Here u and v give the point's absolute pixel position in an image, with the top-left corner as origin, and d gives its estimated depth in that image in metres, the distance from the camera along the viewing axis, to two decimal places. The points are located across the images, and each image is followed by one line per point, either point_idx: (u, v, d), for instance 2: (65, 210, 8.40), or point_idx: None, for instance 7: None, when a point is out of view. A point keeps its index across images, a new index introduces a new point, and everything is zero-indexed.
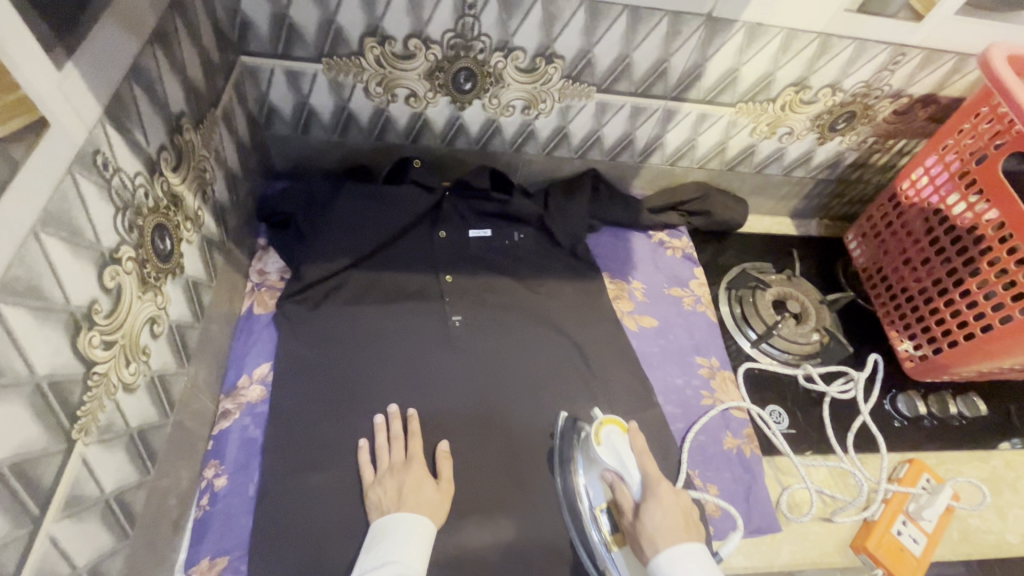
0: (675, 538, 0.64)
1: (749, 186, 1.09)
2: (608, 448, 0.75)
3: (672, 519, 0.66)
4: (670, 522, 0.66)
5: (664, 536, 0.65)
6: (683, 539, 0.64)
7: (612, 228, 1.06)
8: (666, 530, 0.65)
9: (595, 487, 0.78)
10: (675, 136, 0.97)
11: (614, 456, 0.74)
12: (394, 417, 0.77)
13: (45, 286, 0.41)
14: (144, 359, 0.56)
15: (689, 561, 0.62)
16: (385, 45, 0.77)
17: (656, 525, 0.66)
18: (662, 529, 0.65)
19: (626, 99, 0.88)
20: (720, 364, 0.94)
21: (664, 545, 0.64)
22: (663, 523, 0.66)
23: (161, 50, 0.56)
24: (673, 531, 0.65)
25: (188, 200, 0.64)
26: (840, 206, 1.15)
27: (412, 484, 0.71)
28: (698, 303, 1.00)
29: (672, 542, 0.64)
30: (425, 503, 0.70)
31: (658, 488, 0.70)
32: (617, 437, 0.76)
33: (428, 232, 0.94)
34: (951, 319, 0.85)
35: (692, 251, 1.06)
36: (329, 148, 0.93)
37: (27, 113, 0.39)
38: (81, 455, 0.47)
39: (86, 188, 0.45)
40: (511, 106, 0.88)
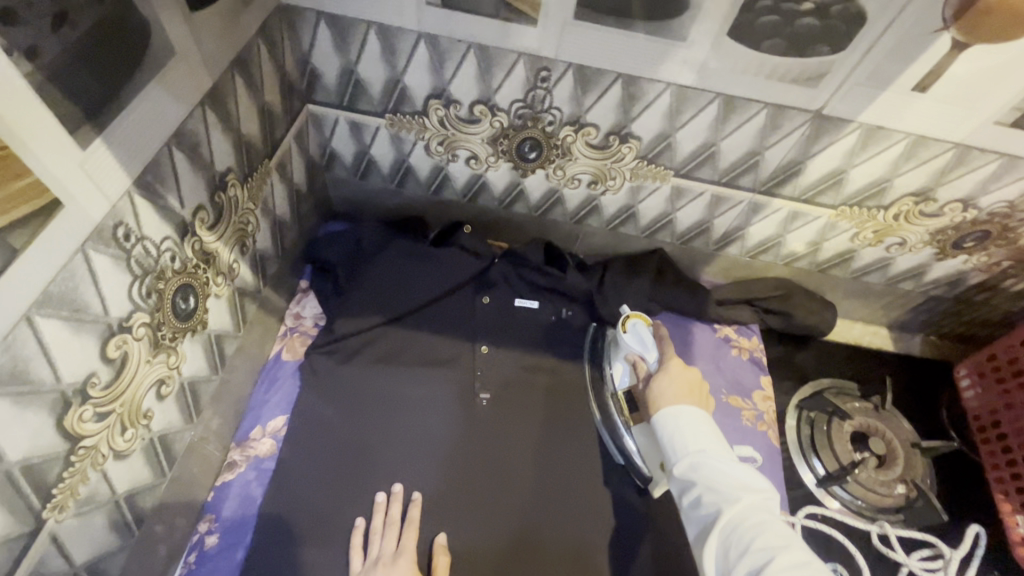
0: (679, 401, 0.67)
1: (842, 290, 0.95)
2: (633, 337, 0.75)
3: (677, 388, 0.69)
4: (678, 389, 0.68)
5: (668, 400, 0.68)
6: (687, 405, 0.67)
7: (671, 315, 0.95)
8: (670, 395, 0.68)
9: (620, 370, 0.79)
10: (760, 229, 0.85)
11: (636, 340, 0.76)
12: (394, 500, 0.72)
13: (34, 371, 0.39)
14: (145, 422, 0.54)
15: (682, 418, 0.65)
16: (450, 108, 0.73)
17: (664, 393, 0.69)
18: (670, 395, 0.68)
19: (707, 187, 0.79)
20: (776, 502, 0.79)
21: (668, 407, 0.67)
22: (669, 393, 0.68)
23: (213, 111, 0.55)
24: (679, 396, 0.68)
25: (223, 254, 0.63)
26: (954, 327, 0.97)
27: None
28: (759, 420, 0.87)
29: (675, 407, 0.66)
30: None
31: (672, 363, 0.72)
32: (642, 327, 0.76)
33: (471, 298, 0.88)
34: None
35: (761, 355, 0.93)
36: (386, 196, 0.91)
37: (37, 200, 0.37)
38: (51, 533, 0.45)
39: (99, 264, 0.44)
40: (577, 179, 0.81)
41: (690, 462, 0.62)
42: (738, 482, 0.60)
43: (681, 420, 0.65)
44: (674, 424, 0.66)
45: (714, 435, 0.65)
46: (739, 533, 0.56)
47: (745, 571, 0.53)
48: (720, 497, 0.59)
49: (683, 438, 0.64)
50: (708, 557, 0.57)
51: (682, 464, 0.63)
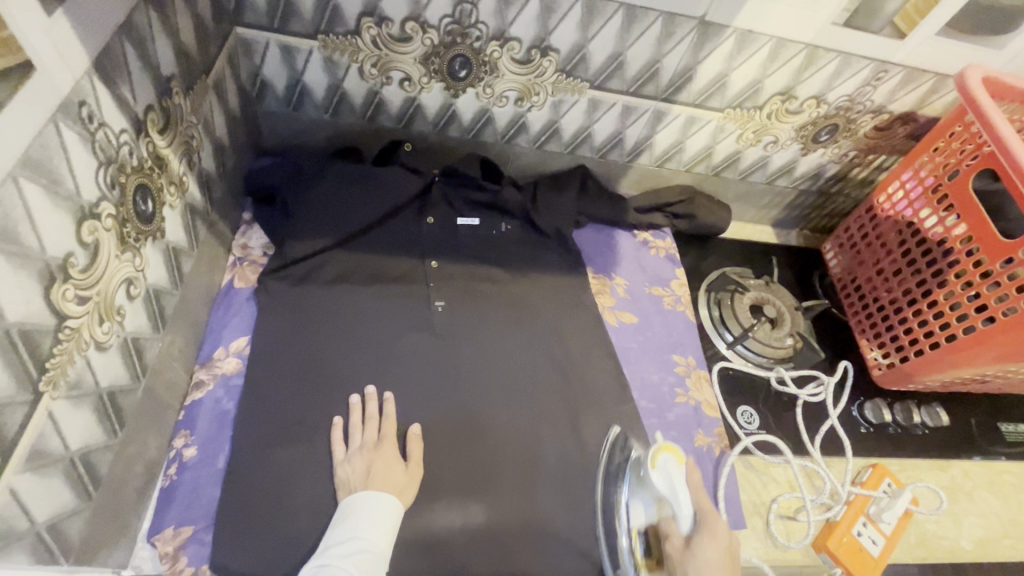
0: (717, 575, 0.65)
1: (734, 192, 1.12)
2: (661, 475, 0.75)
3: (720, 556, 0.67)
4: (716, 558, 0.67)
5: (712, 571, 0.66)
6: None
7: (597, 225, 1.07)
8: (714, 567, 0.66)
9: (640, 504, 0.78)
10: (664, 137, 0.98)
11: (667, 484, 0.75)
12: (370, 399, 0.77)
13: (22, 232, 0.41)
14: (118, 320, 0.55)
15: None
16: (382, 26, 0.78)
17: (701, 557, 0.68)
18: (706, 562, 0.67)
19: (617, 97, 0.90)
20: (696, 363, 0.95)
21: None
22: (708, 558, 0.67)
23: (155, 10, 0.56)
24: (719, 565, 0.66)
25: (173, 164, 0.63)
26: (820, 218, 1.18)
27: (381, 464, 0.71)
28: (677, 303, 1.01)
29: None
30: (392, 484, 0.70)
31: (714, 521, 0.71)
32: (674, 465, 0.76)
33: (416, 218, 0.93)
34: (924, 337, 0.88)
35: (675, 251, 1.08)
36: (320, 127, 0.93)
37: (16, 55, 0.38)
38: (48, 408, 0.46)
39: (70, 138, 0.45)
40: (505, 96, 0.89)
41: None
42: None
43: None
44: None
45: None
46: None
47: None
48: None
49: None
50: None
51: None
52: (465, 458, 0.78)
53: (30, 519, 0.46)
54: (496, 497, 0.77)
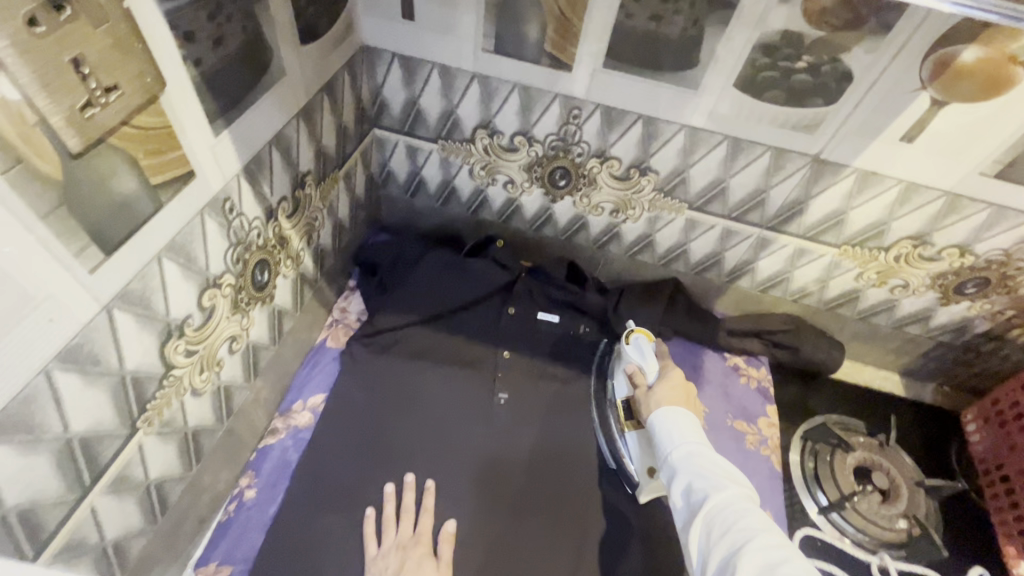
0: (674, 401, 0.70)
1: (851, 331, 0.99)
2: (633, 347, 0.83)
3: (675, 392, 0.72)
4: (674, 394, 0.72)
5: (665, 402, 0.71)
6: (679, 406, 0.70)
7: (683, 342, 1.02)
8: (669, 398, 0.71)
9: (620, 382, 0.87)
10: (768, 264, 0.92)
11: (638, 352, 0.82)
12: (406, 488, 0.76)
13: (153, 300, 0.50)
14: (216, 370, 0.64)
15: (682, 416, 0.67)
16: (494, 137, 0.85)
17: (659, 394, 0.73)
18: (666, 398, 0.72)
19: (717, 220, 0.87)
20: (774, 521, 0.82)
21: (665, 405, 0.70)
22: (665, 394, 0.72)
23: (304, 122, 0.68)
24: (674, 395, 0.71)
25: (294, 242, 0.74)
26: (964, 377, 0.99)
27: (412, 566, 0.69)
28: (762, 444, 0.90)
29: (667, 405, 0.70)
30: None
31: (672, 372, 0.76)
32: (644, 342, 0.83)
33: (498, 307, 0.97)
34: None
35: (769, 385, 0.98)
36: (430, 213, 1.03)
37: (183, 168, 0.49)
38: (139, 442, 0.54)
39: (210, 227, 0.55)
40: (601, 207, 0.91)
41: (683, 451, 0.63)
42: (728, 475, 0.59)
43: (676, 416, 0.67)
44: (673, 420, 0.67)
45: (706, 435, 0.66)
46: (723, 517, 0.55)
47: (724, 551, 0.53)
48: (709, 485, 0.58)
49: (679, 431, 0.65)
50: (691, 537, 0.56)
51: (680, 449, 0.63)
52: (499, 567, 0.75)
53: (102, 534, 0.53)
54: None
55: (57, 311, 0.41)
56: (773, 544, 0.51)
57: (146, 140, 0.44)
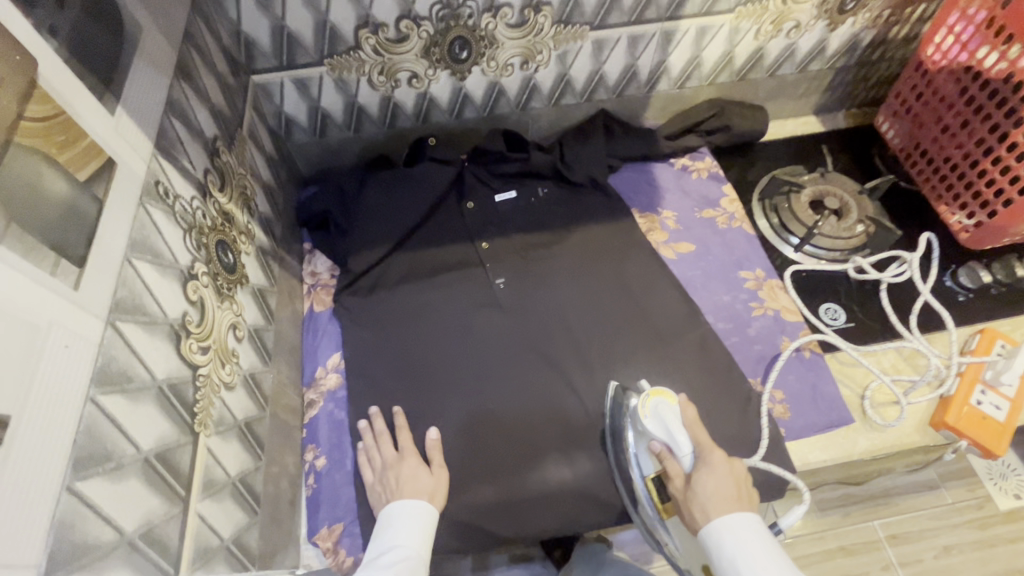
0: (726, 506, 0.61)
1: (765, 91, 1.07)
2: (655, 423, 0.71)
3: (726, 485, 0.63)
4: (724, 490, 0.63)
5: (716, 505, 0.62)
6: (735, 508, 0.62)
7: (633, 164, 1.06)
8: (717, 500, 0.62)
9: (643, 458, 0.74)
10: (679, 57, 0.95)
11: (663, 427, 0.70)
12: (374, 419, 0.78)
13: (147, 304, 0.48)
14: (235, 361, 0.63)
15: (749, 535, 0.59)
16: (379, 33, 0.80)
17: (708, 491, 0.63)
18: (715, 495, 0.63)
19: (621, 31, 0.88)
20: (766, 274, 0.93)
21: (718, 513, 0.61)
22: (714, 492, 0.63)
23: (185, 81, 0.61)
24: (724, 498, 0.62)
25: (238, 216, 0.70)
26: (865, 91, 1.11)
27: (408, 476, 0.72)
28: (732, 220, 0.99)
29: (724, 510, 0.61)
30: (422, 491, 0.71)
31: (713, 456, 0.66)
32: (667, 409, 0.72)
33: (457, 206, 0.97)
34: (987, 190, 0.85)
35: (718, 169, 1.05)
36: (348, 144, 0.98)
37: (98, 154, 0.44)
38: (206, 445, 0.54)
39: (157, 215, 0.51)
40: (510, 64, 0.89)
41: None
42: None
43: (739, 534, 0.59)
44: (737, 542, 0.59)
45: (781, 556, 0.58)
46: None
47: None
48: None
49: (751, 565, 0.57)
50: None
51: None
52: (557, 420, 0.81)
53: (220, 536, 0.54)
54: (599, 445, 0.80)
55: (69, 336, 0.38)
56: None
57: (50, 131, 0.39)
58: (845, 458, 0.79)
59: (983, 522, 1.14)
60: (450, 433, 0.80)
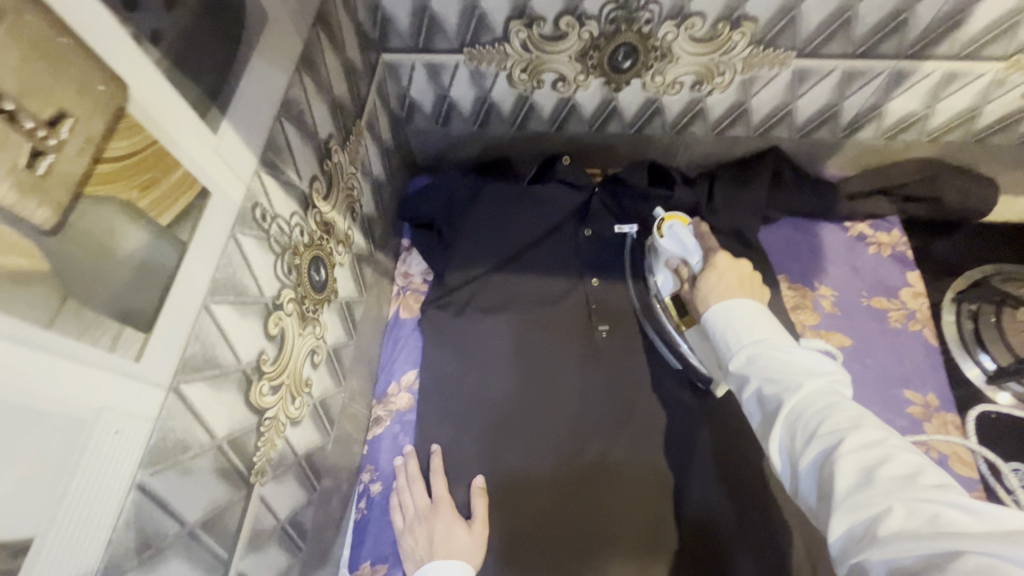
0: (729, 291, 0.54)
1: (1004, 161, 0.81)
2: (669, 239, 0.71)
3: (728, 280, 0.56)
4: (725, 284, 0.56)
5: (718, 294, 0.55)
6: (736, 296, 0.54)
7: (793, 219, 0.87)
8: (721, 289, 0.55)
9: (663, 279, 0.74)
10: (902, 105, 0.73)
11: (675, 243, 0.70)
12: (410, 457, 0.74)
13: (220, 354, 0.42)
14: (307, 391, 0.58)
15: (742, 312, 0.51)
16: (533, 27, 0.67)
17: (709, 288, 0.57)
18: (717, 290, 0.56)
19: (838, 64, 0.68)
20: (939, 403, 0.73)
21: (715, 302, 0.54)
22: (715, 288, 0.56)
23: (307, 76, 0.53)
24: (727, 291, 0.55)
25: (339, 223, 0.63)
26: None
27: (442, 531, 0.67)
28: (909, 319, 0.79)
29: (722, 299, 0.54)
30: (458, 549, 0.65)
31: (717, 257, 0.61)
32: (680, 228, 0.71)
33: (573, 232, 0.85)
34: None
35: (905, 248, 0.83)
36: (469, 140, 0.87)
37: (191, 190, 0.37)
38: (259, 496, 0.49)
39: (248, 246, 0.45)
40: (678, 82, 0.73)
41: (745, 354, 0.48)
42: (803, 369, 0.44)
43: (730, 313, 0.52)
44: (726, 318, 0.52)
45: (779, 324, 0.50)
46: (806, 419, 0.41)
47: (816, 458, 0.39)
48: (782, 388, 0.43)
49: (738, 330, 0.50)
50: (773, 455, 0.43)
51: (742, 351, 0.48)
52: (635, 513, 0.71)
53: None
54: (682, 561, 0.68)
55: (122, 421, 0.33)
56: (887, 469, 0.35)
57: (135, 173, 0.32)
58: None
59: None
60: (513, 493, 0.72)
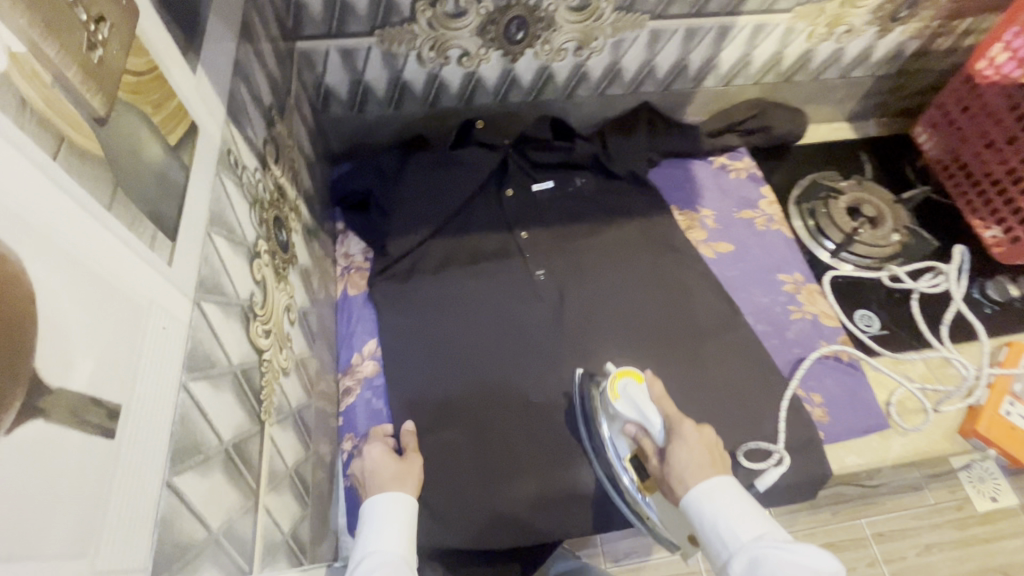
0: (706, 470, 0.60)
1: (806, 94, 1.07)
2: (624, 402, 0.69)
3: (699, 455, 0.61)
4: (698, 457, 0.61)
5: (695, 473, 0.60)
6: (713, 473, 0.60)
7: (671, 160, 1.04)
8: (696, 466, 0.60)
9: (618, 437, 0.72)
10: (730, 54, 0.94)
11: (631, 407, 0.68)
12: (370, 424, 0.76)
13: (224, 282, 0.44)
14: (289, 345, 0.60)
15: (726, 499, 0.57)
16: (436, 6, 0.76)
17: (683, 464, 0.61)
18: (692, 466, 0.61)
19: (680, 22, 0.86)
20: (804, 278, 0.93)
21: (697, 481, 0.59)
22: (690, 463, 0.61)
23: (248, 43, 0.57)
24: (702, 469, 0.60)
25: (289, 191, 0.66)
26: (898, 101, 1.12)
27: (376, 461, 0.69)
28: (770, 222, 0.99)
29: (703, 477, 0.59)
30: (386, 477, 0.67)
31: (683, 427, 0.64)
32: (633, 387, 0.69)
33: (496, 193, 0.95)
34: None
35: (756, 170, 1.05)
36: (385, 123, 0.93)
37: (185, 119, 0.40)
38: (270, 434, 0.51)
39: (230, 187, 0.48)
40: (563, 49, 0.86)
41: (747, 556, 0.52)
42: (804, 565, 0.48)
43: (717, 499, 0.57)
44: (715, 506, 0.56)
45: (765, 518, 0.55)
46: None
47: None
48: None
49: (732, 528, 0.54)
50: None
51: (742, 555, 0.52)
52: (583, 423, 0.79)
53: (282, 529, 0.51)
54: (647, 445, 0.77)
55: (166, 318, 0.35)
56: None
57: (147, 89, 0.35)
58: (880, 463, 0.80)
59: (963, 523, 1.09)
60: (474, 429, 0.77)
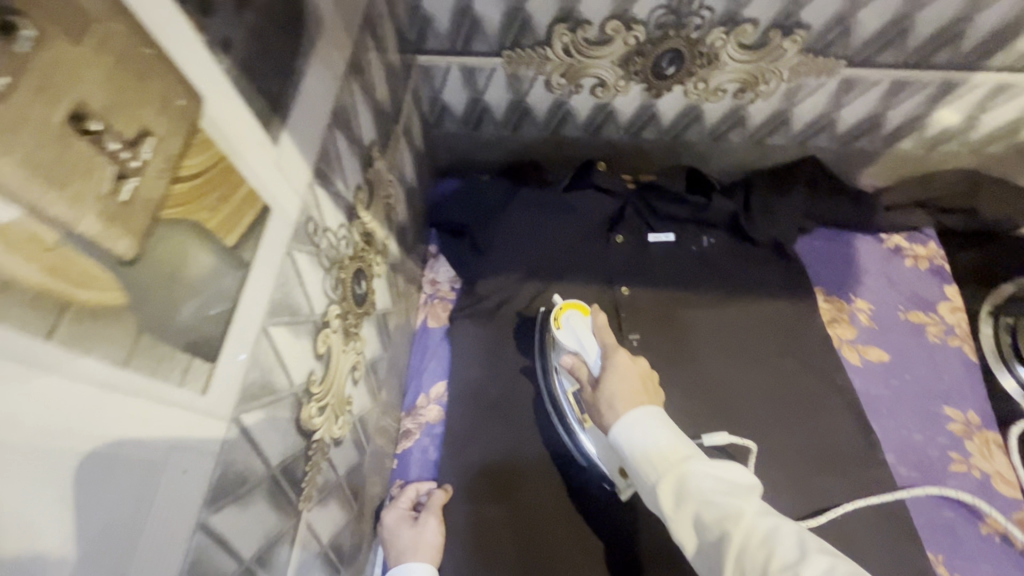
0: (637, 397, 0.49)
1: None
2: (566, 333, 0.61)
3: (631, 382, 0.51)
4: (630, 385, 0.51)
5: (626, 399, 0.49)
6: (644, 403, 0.49)
7: (828, 231, 0.85)
8: (626, 395, 0.50)
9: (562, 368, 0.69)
10: (946, 115, 0.72)
11: (571, 337, 0.61)
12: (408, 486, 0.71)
13: (276, 379, 0.39)
14: (349, 409, 0.56)
15: (650, 425, 0.46)
16: (578, 31, 0.64)
17: (614, 391, 0.51)
18: (624, 394, 0.50)
19: (888, 73, 0.67)
20: (980, 422, 0.73)
21: (627, 408, 0.48)
22: (620, 390, 0.50)
23: (355, 81, 0.51)
24: (634, 395, 0.49)
25: (378, 234, 0.61)
26: None
27: (392, 527, 0.66)
28: (948, 335, 0.78)
29: (634, 405, 0.48)
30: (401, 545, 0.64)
31: (617, 356, 0.54)
32: (578, 320, 0.62)
33: (602, 241, 0.81)
34: None
35: (942, 261, 0.83)
36: (498, 144, 0.85)
37: (255, 206, 0.35)
38: (306, 521, 0.47)
39: (302, 263, 0.42)
40: (721, 90, 0.71)
41: (673, 483, 0.42)
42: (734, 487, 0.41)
43: (643, 427, 0.46)
44: (639, 432, 0.46)
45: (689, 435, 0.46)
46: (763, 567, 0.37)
47: None
48: (722, 515, 0.39)
49: (653, 451, 0.44)
50: None
51: (668, 480, 0.43)
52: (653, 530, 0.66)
53: None
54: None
55: (188, 459, 0.30)
56: None
57: (202, 191, 0.29)
58: None
59: None
60: (520, 507, 0.68)
